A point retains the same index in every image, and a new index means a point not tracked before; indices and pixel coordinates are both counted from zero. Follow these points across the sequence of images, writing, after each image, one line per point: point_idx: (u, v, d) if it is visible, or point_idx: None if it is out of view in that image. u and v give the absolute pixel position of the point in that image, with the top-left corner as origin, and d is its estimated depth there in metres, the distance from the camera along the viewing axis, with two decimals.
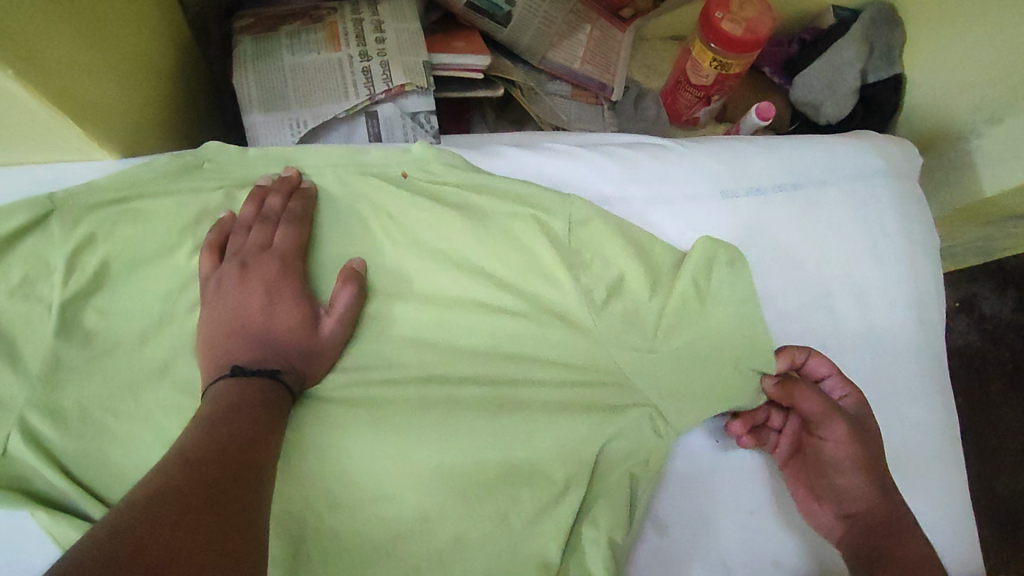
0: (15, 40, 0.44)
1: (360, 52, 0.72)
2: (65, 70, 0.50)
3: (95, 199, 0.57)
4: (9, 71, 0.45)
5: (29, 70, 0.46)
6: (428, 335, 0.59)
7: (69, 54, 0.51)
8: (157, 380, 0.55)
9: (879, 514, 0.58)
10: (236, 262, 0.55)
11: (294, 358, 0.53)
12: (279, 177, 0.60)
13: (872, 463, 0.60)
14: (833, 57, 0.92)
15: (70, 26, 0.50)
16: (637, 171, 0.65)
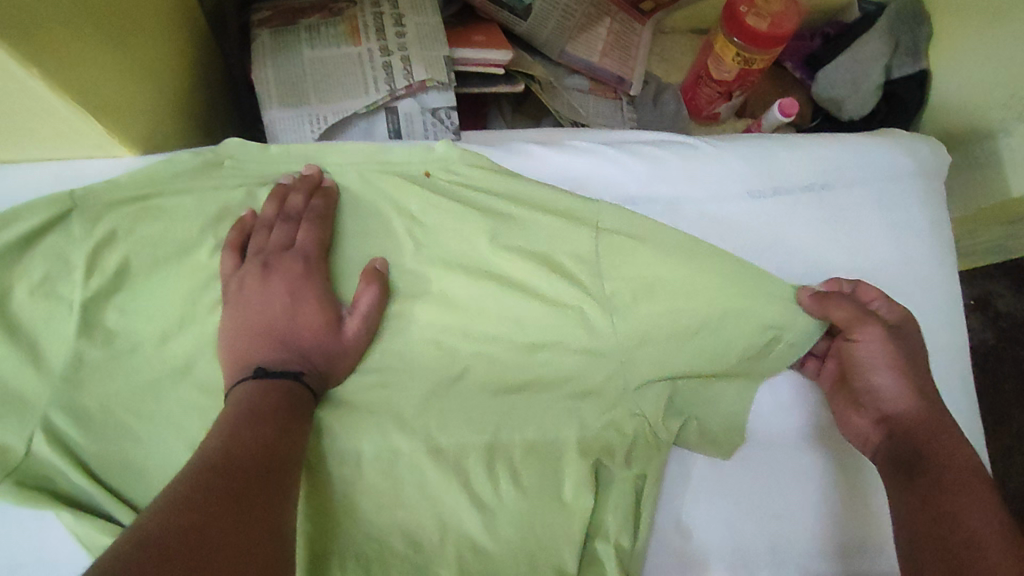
0: (34, 34, 0.43)
1: (380, 46, 0.71)
2: (85, 66, 0.50)
3: (116, 197, 0.56)
4: (29, 66, 0.44)
5: (48, 64, 0.45)
6: (450, 337, 0.59)
7: (88, 50, 0.50)
8: (178, 380, 0.55)
9: (943, 469, 0.53)
10: (258, 262, 0.55)
11: (317, 360, 0.53)
12: (301, 175, 0.59)
13: (934, 415, 0.56)
14: (857, 51, 0.91)
15: (89, 20, 0.49)
16: (662, 171, 0.64)
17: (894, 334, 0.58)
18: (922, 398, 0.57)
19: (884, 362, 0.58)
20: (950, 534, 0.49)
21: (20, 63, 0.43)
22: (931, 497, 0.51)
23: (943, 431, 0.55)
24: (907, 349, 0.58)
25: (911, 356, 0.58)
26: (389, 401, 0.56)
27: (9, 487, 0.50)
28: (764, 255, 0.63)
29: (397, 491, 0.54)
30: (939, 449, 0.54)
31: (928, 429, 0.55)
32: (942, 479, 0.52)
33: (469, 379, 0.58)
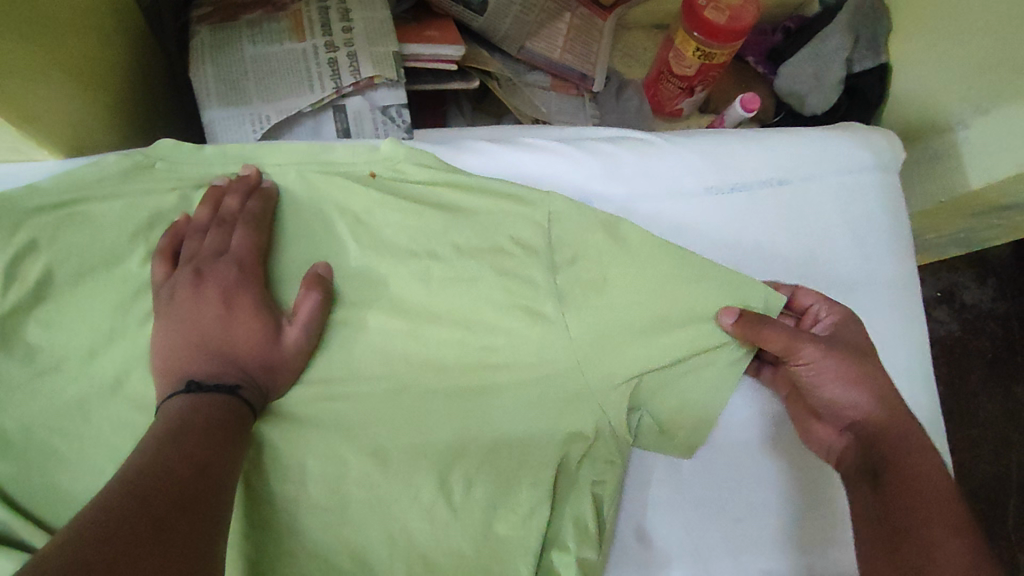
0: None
1: (326, 42, 0.68)
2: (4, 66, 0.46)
3: (38, 203, 0.53)
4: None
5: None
6: (400, 344, 0.56)
7: (9, 48, 0.47)
8: (108, 396, 0.52)
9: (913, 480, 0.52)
10: (190, 269, 0.52)
11: (256, 370, 0.50)
12: (238, 176, 0.56)
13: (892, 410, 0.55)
14: (817, 48, 0.90)
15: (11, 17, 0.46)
16: (618, 167, 0.62)
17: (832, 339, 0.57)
18: (879, 406, 0.56)
19: (831, 377, 0.56)
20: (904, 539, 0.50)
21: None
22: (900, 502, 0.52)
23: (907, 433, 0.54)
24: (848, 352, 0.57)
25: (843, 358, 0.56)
26: (335, 411, 0.53)
27: None
28: (722, 253, 0.62)
29: (344, 507, 0.51)
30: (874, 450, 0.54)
31: (900, 434, 0.54)
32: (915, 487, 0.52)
33: (418, 388, 0.56)
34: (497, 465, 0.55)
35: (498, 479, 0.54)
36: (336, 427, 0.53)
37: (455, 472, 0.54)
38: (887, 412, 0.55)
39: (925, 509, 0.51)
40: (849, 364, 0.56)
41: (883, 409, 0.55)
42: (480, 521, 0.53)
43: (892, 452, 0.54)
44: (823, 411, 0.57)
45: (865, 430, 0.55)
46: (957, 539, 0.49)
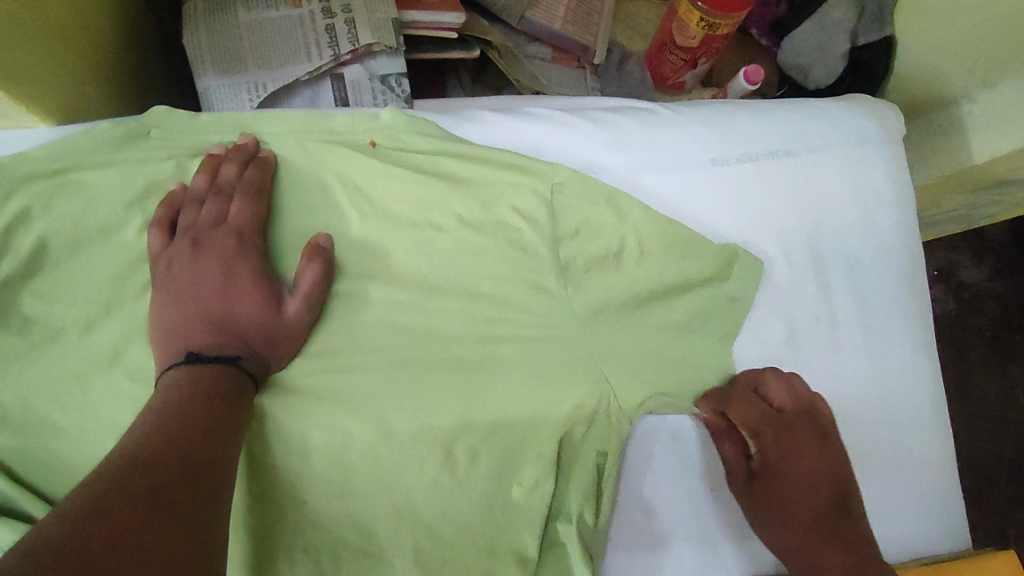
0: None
1: (323, 7, 0.66)
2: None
3: (31, 170, 0.52)
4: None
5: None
6: (402, 317, 0.55)
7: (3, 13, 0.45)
8: (106, 368, 0.51)
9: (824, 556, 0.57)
10: (188, 239, 0.51)
11: (255, 344, 0.49)
12: (236, 145, 0.55)
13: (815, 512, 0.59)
14: (822, 19, 0.89)
15: None
16: (623, 137, 0.61)
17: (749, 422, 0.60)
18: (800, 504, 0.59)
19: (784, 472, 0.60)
20: None
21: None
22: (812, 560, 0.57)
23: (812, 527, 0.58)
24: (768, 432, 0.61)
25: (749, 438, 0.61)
26: (337, 383, 0.53)
27: None
28: (726, 225, 0.61)
29: (347, 479, 0.51)
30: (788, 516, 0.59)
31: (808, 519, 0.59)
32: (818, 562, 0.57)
33: (423, 362, 0.55)
34: (500, 438, 0.54)
35: (501, 452, 0.54)
36: (338, 399, 0.52)
37: (458, 444, 0.53)
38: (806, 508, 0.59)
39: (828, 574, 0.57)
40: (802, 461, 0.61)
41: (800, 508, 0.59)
42: (485, 492, 0.53)
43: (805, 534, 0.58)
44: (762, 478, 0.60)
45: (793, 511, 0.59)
46: None
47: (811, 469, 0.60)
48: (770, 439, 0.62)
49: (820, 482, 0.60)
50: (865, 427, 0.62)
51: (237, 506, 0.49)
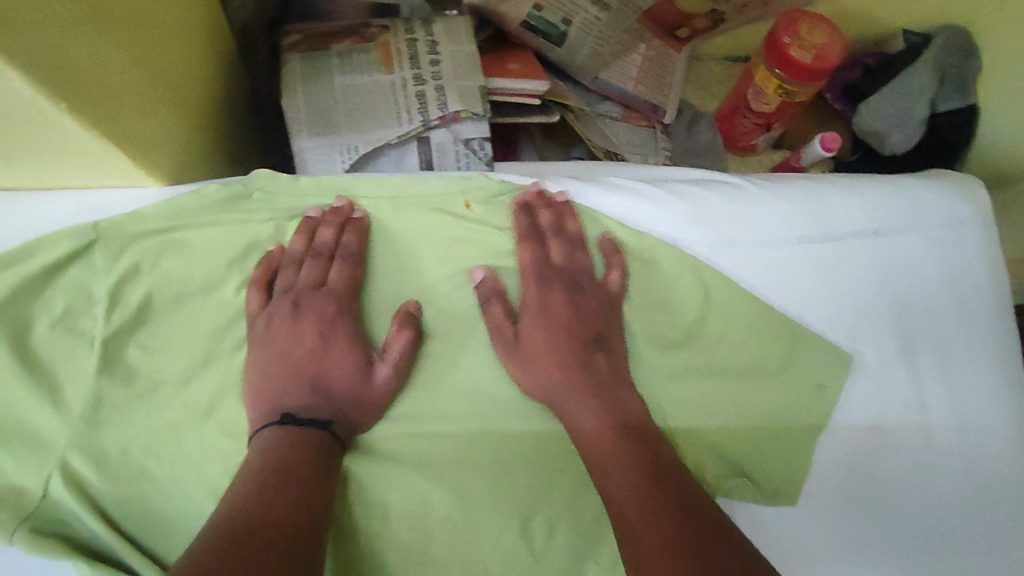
0: (45, 48, 0.39)
1: (414, 74, 0.68)
2: (112, 97, 0.47)
3: (140, 229, 0.54)
4: (40, 83, 0.39)
5: (63, 85, 0.41)
6: (482, 383, 0.56)
7: (116, 79, 0.47)
8: (202, 421, 0.53)
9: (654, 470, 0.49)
10: (288, 300, 0.53)
11: (345, 406, 0.51)
12: (331, 208, 0.57)
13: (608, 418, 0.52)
14: (902, 86, 0.88)
15: (116, 49, 0.46)
16: (708, 211, 0.61)
17: (531, 366, 0.54)
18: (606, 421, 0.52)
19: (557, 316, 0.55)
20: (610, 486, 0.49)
21: (28, 83, 0.39)
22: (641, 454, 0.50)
23: (615, 458, 0.50)
24: (571, 392, 0.53)
25: (564, 323, 0.55)
26: (419, 447, 0.53)
27: (25, 535, 0.48)
28: (813, 305, 0.60)
29: (426, 544, 0.52)
30: (620, 444, 0.51)
31: (611, 448, 0.51)
32: (639, 453, 0.50)
33: (502, 428, 0.55)
34: (577, 512, 0.54)
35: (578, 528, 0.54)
36: (419, 464, 0.53)
37: (536, 518, 0.53)
38: (610, 427, 0.52)
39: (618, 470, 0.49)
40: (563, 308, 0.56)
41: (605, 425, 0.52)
42: (560, 566, 0.53)
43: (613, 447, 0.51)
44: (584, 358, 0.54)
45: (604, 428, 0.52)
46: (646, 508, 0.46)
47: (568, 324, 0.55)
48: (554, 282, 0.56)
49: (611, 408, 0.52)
50: (952, 520, 0.60)
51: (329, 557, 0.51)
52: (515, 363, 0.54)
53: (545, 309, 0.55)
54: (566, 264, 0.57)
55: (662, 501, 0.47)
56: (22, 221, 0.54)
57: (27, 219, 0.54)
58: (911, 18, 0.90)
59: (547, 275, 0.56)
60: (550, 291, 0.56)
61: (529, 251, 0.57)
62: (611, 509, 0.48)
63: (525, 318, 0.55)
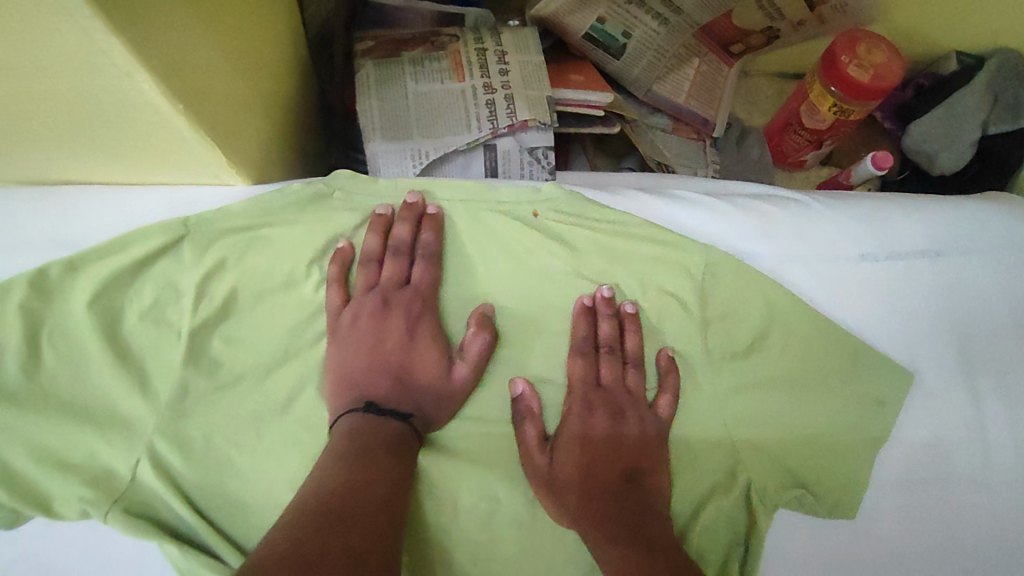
0: (171, 54, 0.41)
1: (485, 83, 0.70)
2: (216, 97, 0.49)
3: (228, 225, 0.56)
4: (163, 88, 0.41)
5: (182, 89, 0.43)
6: (550, 386, 0.58)
7: (219, 79, 0.49)
8: (282, 412, 0.55)
9: (646, 504, 0.53)
10: (377, 298, 0.56)
11: (419, 403, 0.54)
12: (406, 203, 0.59)
13: (625, 453, 0.55)
14: (953, 106, 0.89)
15: (223, 53, 0.49)
16: (772, 226, 0.62)
17: (579, 419, 0.55)
18: (612, 436, 0.55)
19: (603, 385, 0.57)
20: (602, 517, 0.52)
21: (156, 86, 0.41)
22: (631, 493, 0.53)
23: (612, 486, 0.53)
24: (601, 431, 0.55)
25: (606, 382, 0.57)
26: (490, 446, 0.55)
27: (117, 515, 0.50)
28: (875, 322, 0.61)
29: (496, 542, 0.53)
30: (625, 501, 0.52)
31: (613, 467, 0.54)
32: (637, 490, 0.53)
33: (569, 434, 0.55)
34: None
35: None
36: (489, 463, 0.54)
37: None
38: (608, 445, 0.55)
39: (622, 508, 0.52)
40: (616, 393, 0.57)
41: (608, 442, 0.55)
42: None
43: (626, 460, 0.55)
44: (620, 399, 0.57)
45: (586, 444, 0.55)
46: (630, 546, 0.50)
47: (617, 394, 0.57)
48: (608, 357, 0.58)
49: (616, 439, 0.55)
50: (1011, 540, 0.60)
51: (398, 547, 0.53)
52: (566, 418, 0.56)
53: (592, 371, 0.57)
54: (616, 352, 0.58)
55: (653, 560, 0.49)
56: (114, 214, 0.56)
57: (118, 212, 0.56)
58: (964, 40, 0.91)
59: (593, 352, 0.58)
60: (595, 369, 0.57)
61: (582, 328, 0.58)
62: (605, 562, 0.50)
63: (574, 390, 0.57)
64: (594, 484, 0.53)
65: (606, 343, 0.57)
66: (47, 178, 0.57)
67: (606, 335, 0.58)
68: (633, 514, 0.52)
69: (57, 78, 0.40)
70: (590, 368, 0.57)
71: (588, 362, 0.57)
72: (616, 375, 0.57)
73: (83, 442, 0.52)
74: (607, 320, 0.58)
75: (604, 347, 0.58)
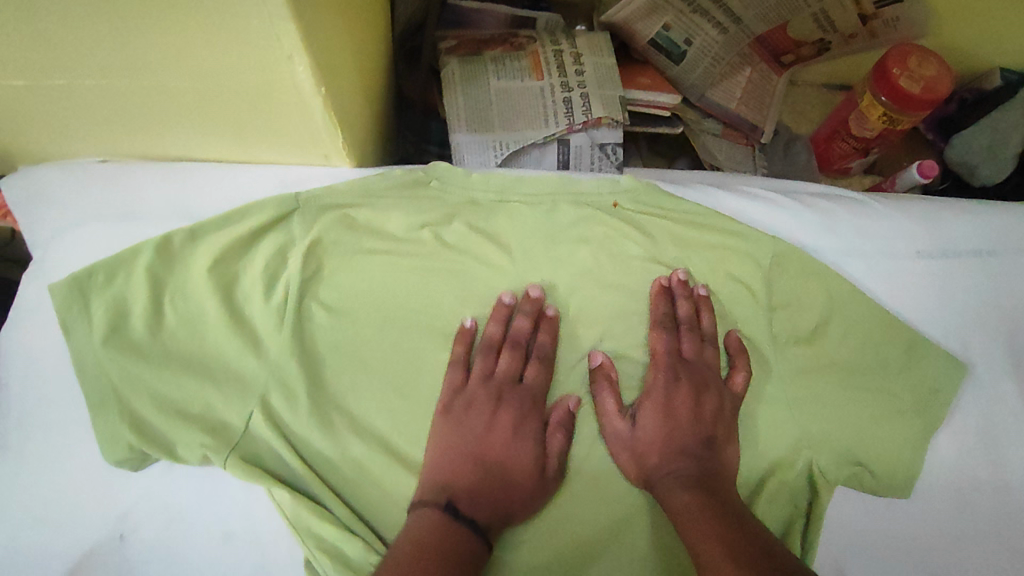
0: (319, 39, 0.47)
1: (562, 82, 0.75)
2: (340, 81, 0.55)
3: (336, 203, 0.61)
4: (315, 69, 0.48)
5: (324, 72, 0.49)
6: (625, 361, 0.62)
7: (342, 65, 0.55)
8: (380, 376, 0.59)
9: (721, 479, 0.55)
10: (490, 394, 0.58)
11: (489, 461, 0.56)
12: (528, 296, 0.61)
13: (703, 424, 0.58)
14: (995, 122, 0.93)
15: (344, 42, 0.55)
16: (836, 222, 0.66)
17: (658, 404, 0.58)
18: (693, 407, 0.58)
19: (683, 360, 0.60)
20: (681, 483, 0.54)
21: (308, 64, 0.47)
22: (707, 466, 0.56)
23: (690, 456, 0.56)
24: (680, 403, 0.58)
25: (683, 358, 0.60)
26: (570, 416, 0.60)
27: (235, 462, 0.54)
28: (930, 314, 0.65)
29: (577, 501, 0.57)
30: (702, 470, 0.55)
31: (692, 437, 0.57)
32: (713, 461, 0.56)
33: (648, 406, 0.58)
34: None
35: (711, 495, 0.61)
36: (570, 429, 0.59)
37: None
38: (688, 415, 0.58)
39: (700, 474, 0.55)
40: (694, 368, 0.60)
41: (688, 412, 0.58)
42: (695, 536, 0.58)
43: (703, 431, 0.58)
44: (699, 373, 0.60)
45: (668, 416, 0.58)
46: (704, 508, 0.52)
47: (694, 370, 0.60)
48: (687, 334, 0.61)
49: (695, 410, 0.58)
50: None
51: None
52: (646, 403, 0.58)
53: (672, 348, 0.60)
54: (697, 329, 0.62)
55: (728, 521, 0.50)
56: (234, 188, 0.62)
57: (237, 186, 0.62)
58: (1005, 58, 0.96)
59: (674, 329, 0.61)
60: (674, 345, 0.61)
61: (661, 306, 0.62)
62: (678, 523, 0.52)
63: (654, 365, 0.60)
64: (674, 446, 0.57)
65: (685, 318, 0.61)
66: (171, 155, 0.63)
67: (687, 312, 0.62)
68: (711, 482, 0.54)
69: (226, 58, 0.46)
70: (672, 345, 0.61)
71: (666, 338, 0.61)
72: (694, 352, 0.61)
73: (199, 396, 0.55)
74: (688, 298, 0.62)
75: (683, 324, 0.61)
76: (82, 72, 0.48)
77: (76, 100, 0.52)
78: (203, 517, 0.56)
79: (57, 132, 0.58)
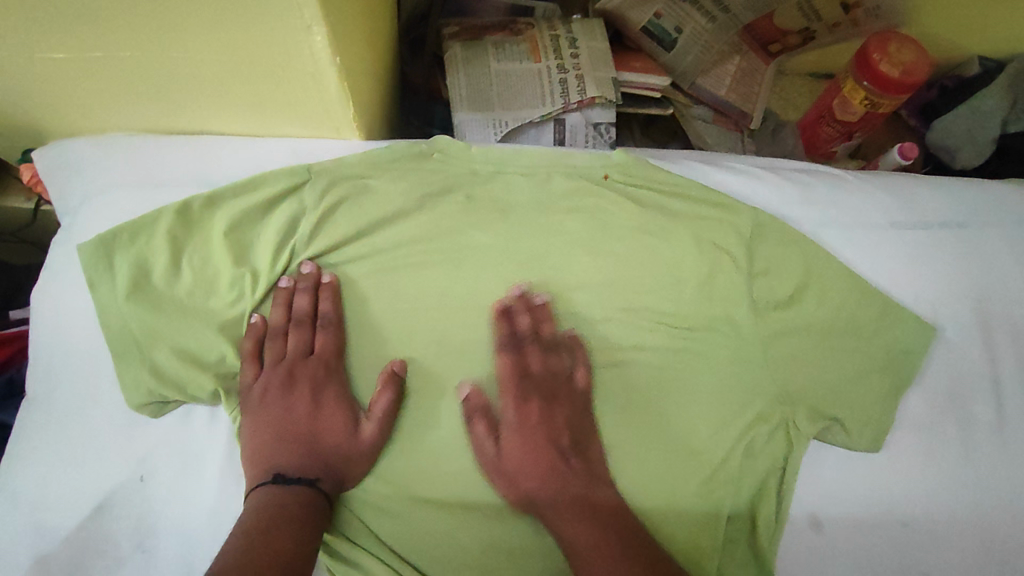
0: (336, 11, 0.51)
1: (558, 65, 0.79)
2: (352, 55, 0.59)
3: (344, 172, 0.65)
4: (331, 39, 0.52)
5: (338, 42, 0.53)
6: (615, 322, 0.66)
7: (353, 41, 0.59)
8: (385, 335, 0.63)
9: None
10: (282, 371, 0.60)
11: (314, 439, 0.58)
12: (301, 273, 0.62)
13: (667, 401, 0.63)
14: (975, 106, 0.96)
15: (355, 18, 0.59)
16: (815, 195, 0.71)
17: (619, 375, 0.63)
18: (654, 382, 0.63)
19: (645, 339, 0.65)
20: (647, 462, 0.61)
21: (325, 34, 0.51)
22: None
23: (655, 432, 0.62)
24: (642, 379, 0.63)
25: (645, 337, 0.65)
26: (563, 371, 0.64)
27: None
28: (904, 280, 0.69)
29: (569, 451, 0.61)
30: None
31: None
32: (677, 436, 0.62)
33: None
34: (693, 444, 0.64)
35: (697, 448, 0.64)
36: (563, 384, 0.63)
37: None
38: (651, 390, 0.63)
39: None
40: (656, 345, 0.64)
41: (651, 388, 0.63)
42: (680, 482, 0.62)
43: None
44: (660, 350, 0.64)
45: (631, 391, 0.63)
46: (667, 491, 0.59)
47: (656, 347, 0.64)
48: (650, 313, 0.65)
49: None
50: None
51: (385, 500, 0.60)
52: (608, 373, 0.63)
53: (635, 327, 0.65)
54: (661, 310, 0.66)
55: None
56: (250, 157, 0.66)
57: (252, 156, 0.66)
58: (983, 47, 1.00)
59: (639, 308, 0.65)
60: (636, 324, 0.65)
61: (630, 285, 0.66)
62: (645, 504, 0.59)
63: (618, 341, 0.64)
64: None
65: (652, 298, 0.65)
66: (190, 129, 0.67)
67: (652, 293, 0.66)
68: None
69: (249, 29, 0.51)
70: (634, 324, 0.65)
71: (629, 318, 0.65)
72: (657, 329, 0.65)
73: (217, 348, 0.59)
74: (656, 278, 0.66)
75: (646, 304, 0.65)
76: (117, 45, 0.53)
77: (105, 72, 0.56)
78: (218, 463, 0.60)
79: (84, 104, 0.62)
